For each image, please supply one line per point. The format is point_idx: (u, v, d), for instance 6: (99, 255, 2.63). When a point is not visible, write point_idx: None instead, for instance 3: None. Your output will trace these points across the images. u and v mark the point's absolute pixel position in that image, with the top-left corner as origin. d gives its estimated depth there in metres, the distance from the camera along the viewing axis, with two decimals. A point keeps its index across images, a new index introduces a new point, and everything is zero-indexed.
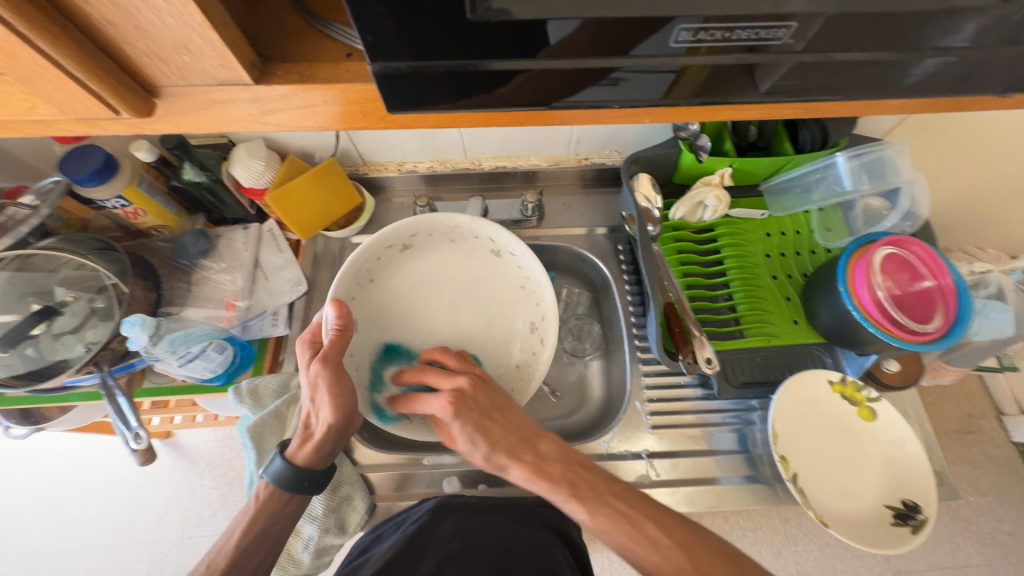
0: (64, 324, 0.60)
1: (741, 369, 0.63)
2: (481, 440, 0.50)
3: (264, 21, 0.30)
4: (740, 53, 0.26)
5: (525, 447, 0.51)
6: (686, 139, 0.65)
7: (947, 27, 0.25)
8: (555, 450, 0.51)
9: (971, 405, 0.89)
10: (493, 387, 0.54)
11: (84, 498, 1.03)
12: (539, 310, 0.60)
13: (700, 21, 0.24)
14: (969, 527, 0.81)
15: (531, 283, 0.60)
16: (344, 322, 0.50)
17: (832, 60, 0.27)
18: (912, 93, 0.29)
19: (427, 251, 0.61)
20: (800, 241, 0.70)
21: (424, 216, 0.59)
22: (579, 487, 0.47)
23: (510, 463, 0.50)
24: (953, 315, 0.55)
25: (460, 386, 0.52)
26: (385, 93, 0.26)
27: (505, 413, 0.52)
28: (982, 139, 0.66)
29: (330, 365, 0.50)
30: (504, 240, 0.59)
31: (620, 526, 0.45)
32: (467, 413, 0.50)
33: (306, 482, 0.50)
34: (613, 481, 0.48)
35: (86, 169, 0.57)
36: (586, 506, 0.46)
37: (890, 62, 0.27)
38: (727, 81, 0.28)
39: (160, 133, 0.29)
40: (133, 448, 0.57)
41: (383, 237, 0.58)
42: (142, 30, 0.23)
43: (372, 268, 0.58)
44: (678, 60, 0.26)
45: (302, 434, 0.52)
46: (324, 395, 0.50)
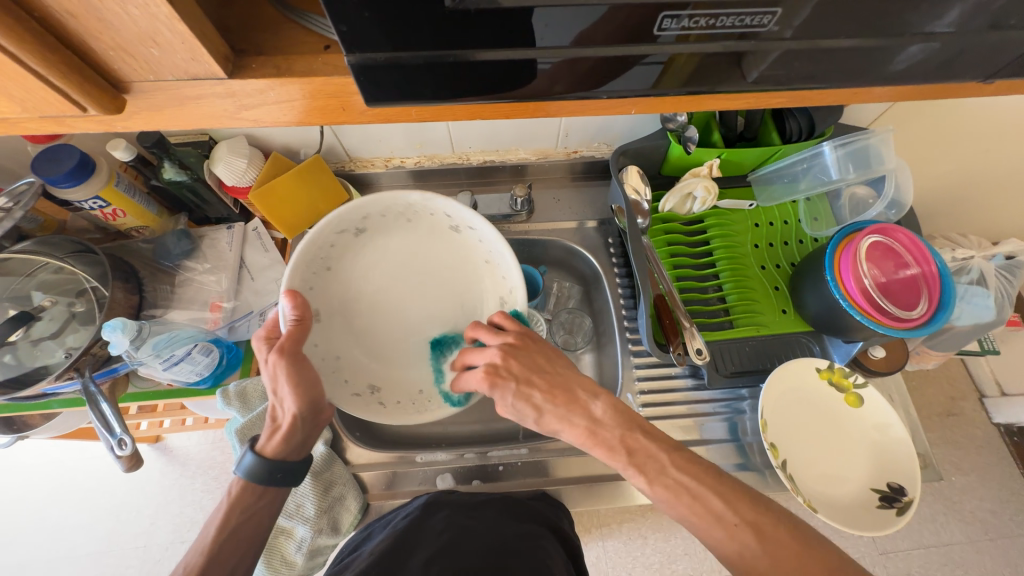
0: (44, 329, 0.59)
1: (731, 359, 0.64)
2: (522, 406, 0.51)
3: (237, 13, 0.29)
4: (728, 40, 0.26)
5: (571, 411, 0.50)
6: (674, 131, 0.65)
7: (937, 12, 0.25)
8: (604, 411, 0.50)
9: (953, 388, 0.91)
10: (530, 353, 0.54)
11: (72, 505, 1.02)
12: (507, 285, 0.59)
13: (691, 8, 0.24)
14: (953, 506, 0.83)
15: (496, 259, 0.59)
16: (300, 313, 0.49)
17: (818, 48, 0.27)
18: (898, 80, 0.29)
19: (383, 231, 0.58)
20: (787, 231, 0.71)
21: (375, 196, 0.54)
22: (637, 454, 0.46)
23: (562, 427, 0.50)
24: (936, 300, 0.56)
25: (494, 359, 0.53)
26: (362, 86, 0.26)
27: (544, 378, 0.52)
28: (965, 127, 0.67)
29: (287, 354, 0.49)
30: (463, 215, 0.57)
31: (682, 499, 0.43)
32: (503, 384, 0.52)
33: (279, 474, 0.50)
34: (674, 450, 0.46)
35: (61, 169, 0.56)
36: (645, 475, 0.45)
37: (877, 48, 0.27)
38: (715, 71, 0.28)
39: (132, 131, 0.28)
40: (119, 454, 0.55)
41: (334, 224, 0.54)
42: (106, 22, 0.22)
43: (327, 257, 0.55)
44: (668, 48, 0.26)
45: (269, 428, 0.51)
46: (285, 385, 0.49)
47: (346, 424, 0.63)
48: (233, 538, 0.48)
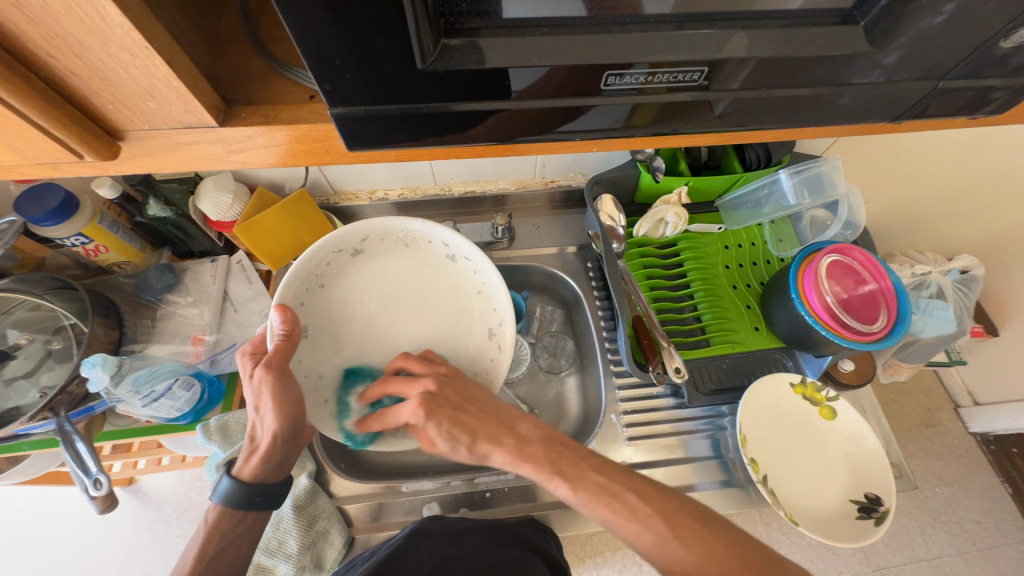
0: (18, 368, 0.59)
1: (709, 376, 0.66)
2: (456, 432, 0.50)
3: (226, 66, 0.31)
4: (692, 90, 0.28)
5: (504, 431, 0.51)
6: (643, 161, 0.69)
7: (868, 66, 0.28)
8: (532, 430, 0.51)
9: (928, 399, 0.94)
10: (461, 380, 0.54)
11: (35, 557, 0.96)
12: (497, 316, 0.59)
13: (650, 66, 0.26)
14: (938, 518, 0.85)
15: (488, 289, 0.59)
16: (290, 328, 0.49)
17: (770, 95, 0.29)
18: (842, 123, 0.32)
19: (379, 253, 0.59)
20: (755, 252, 0.75)
21: (377, 220, 0.56)
22: (562, 464, 0.48)
23: (492, 450, 0.50)
24: (895, 314, 0.59)
25: (424, 386, 0.52)
26: (345, 133, 0.28)
27: (476, 403, 0.53)
28: (911, 155, 0.73)
29: (275, 373, 0.49)
30: (460, 245, 0.58)
31: (602, 499, 0.45)
32: (439, 411, 0.51)
33: (257, 497, 0.52)
34: (591, 457, 0.49)
35: (44, 209, 0.56)
36: (569, 482, 0.46)
37: (822, 96, 0.30)
38: (682, 115, 0.30)
39: (125, 174, 0.30)
40: (92, 496, 0.53)
41: (333, 242, 0.55)
42: (107, 80, 0.24)
43: (322, 274, 0.56)
44: (634, 98, 0.28)
45: (247, 448, 0.53)
46: (269, 405, 0.50)
47: (331, 455, 0.63)
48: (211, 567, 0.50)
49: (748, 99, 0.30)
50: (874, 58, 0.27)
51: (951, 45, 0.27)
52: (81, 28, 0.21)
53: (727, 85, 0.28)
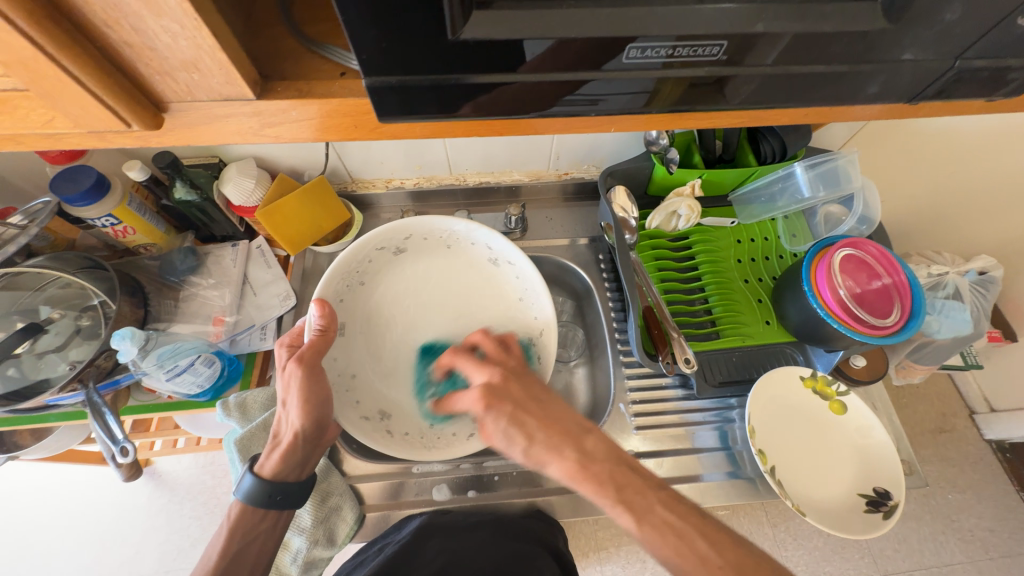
0: (49, 342, 0.60)
1: (718, 369, 0.67)
2: (515, 431, 0.50)
3: (262, 44, 0.32)
4: (711, 65, 0.29)
5: (566, 443, 0.49)
6: (657, 153, 0.70)
7: (888, 44, 0.28)
8: (600, 446, 0.49)
9: (943, 404, 0.93)
10: (527, 379, 0.55)
11: (56, 533, 0.99)
12: (537, 326, 0.62)
13: (678, 40, 0.27)
14: (951, 525, 0.84)
15: (529, 296, 0.62)
16: (326, 324, 0.52)
17: (790, 72, 0.30)
18: (859, 103, 0.33)
19: (422, 253, 0.63)
20: (768, 247, 0.75)
21: (423, 219, 0.61)
22: (626, 492, 0.45)
23: (551, 458, 0.49)
24: (908, 309, 0.59)
25: (490, 378, 0.55)
26: (376, 104, 0.29)
27: (540, 403, 0.53)
28: (928, 152, 0.73)
29: (305, 365, 0.51)
30: (502, 249, 0.62)
31: (668, 538, 0.42)
32: (501, 405, 0.52)
33: (279, 495, 0.52)
34: (661, 488, 0.46)
35: (78, 189, 0.59)
36: (633, 514, 0.44)
37: (842, 74, 0.30)
38: (704, 93, 0.31)
39: (165, 146, 0.31)
40: (119, 462, 0.56)
41: (378, 239, 0.60)
42: (156, 50, 0.25)
43: (364, 271, 0.60)
44: (660, 72, 0.29)
45: (271, 444, 0.54)
46: (295, 398, 0.51)
47: (344, 436, 0.65)
48: (234, 564, 0.50)
49: (769, 79, 0.30)
50: (892, 37, 0.28)
51: (969, 22, 0.27)
52: None
53: (746, 62, 0.29)
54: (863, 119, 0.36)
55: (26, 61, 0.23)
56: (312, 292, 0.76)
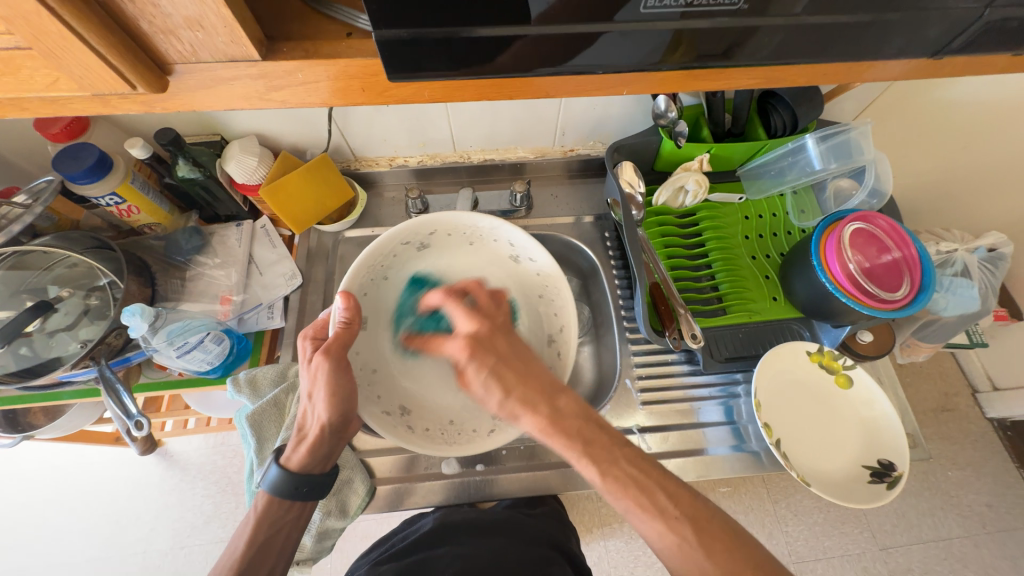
0: (59, 321, 0.61)
1: (725, 344, 0.67)
2: (495, 384, 0.50)
3: (267, 5, 0.32)
4: (729, 16, 0.28)
5: (544, 399, 0.49)
6: (665, 127, 0.68)
7: None
8: (573, 406, 0.49)
9: (946, 383, 0.93)
10: (511, 336, 0.55)
11: (71, 512, 1.02)
12: (558, 323, 0.60)
13: None
14: (950, 501, 0.85)
15: (551, 295, 0.61)
16: (351, 315, 0.51)
17: (811, 24, 0.29)
18: (879, 57, 0.32)
19: (444, 249, 0.63)
20: (776, 223, 0.74)
21: (445, 215, 0.59)
22: (593, 446, 0.46)
23: (524, 412, 0.48)
24: (918, 283, 0.59)
25: (477, 328, 0.54)
26: (386, 61, 0.28)
27: (521, 362, 0.52)
28: (943, 124, 0.71)
29: (332, 358, 0.50)
30: (525, 245, 0.60)
31: (630, 491, 0.44)
32: (484, 357, 0.52)
33: (305, 487, 0.52)
34: (626, 445, 0.47)
35: (80, 166, 0.58)
36: (597, 466, 0.45)
37: (865, 25, 0.29)
38: (720, 49, 0.30)
39: (170, 112, 0.31)
40: (134, 435, 0.57)
41: (404, 234, 0.59)
42: (159, 6, 0.25)
43: (387, 266, 0.60)
44: (677, 23, 0.28)
45: (297, 437, 0.54)
46: (321, 391, 0.51)
47: None
48: (261, 554, 0.50)
49: (787, 31, 0.29)
50: None
51: None
52: None
53: (766, 13, 0.28)
54: (881, 79, 0.35)
55: (28, 17, 0.23)
56: (318, 272, 0.76)
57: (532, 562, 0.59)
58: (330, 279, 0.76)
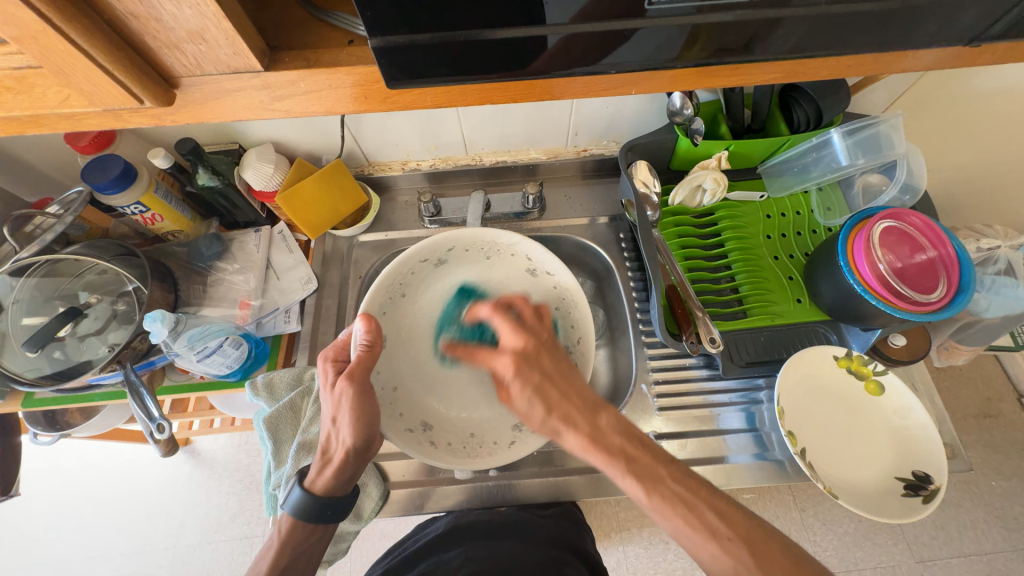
0: (89, 326, 0.63)
1: (745, 348, 0.64)
2: (539, 401, 0.51)
3: (270, 15, 0.32)
4: (744, 9, 0.27)
5: (581, 416, 0.50)
6: (681, 124, 0.65)
7: None
8: (614, 424, 0.49)
9: (989, 388, 0.87)
10: (557, 352, 0.55)
11: (106, 507, 1.06)
12: (576, 334, 0.59)
13: None
14: (994, 513, 0.80)
15: (569, 306, 0.59)
16: (372, 339, 0.51)
17: (832, 14, 0.27)
18: (909, 48, 0.30)
19: (460, 265, 0.62)
20: (800, 221, 0.71)
21: (461, 231, 0.59)
22: (636, 463, 0.46)
23: (566, 430, 0.49)
24: (955, 284, 0.55)
25: (522, 344, 0.54)
26: (384, 68, 0.28)
27: (565, 379, 0.53)
28: (984, 114, 0.66)
29: (356, 382, 0.50)
30: (545, 260, 0.59)
31: (677, 510, 0.43)
32: (530, 374, 0.53)
33: (328, 511, 0.53)
34: (670, 462, 0.46)
35: (106, 177, 0.60)
36: (643, 484, 0.45)
37: (892, 12, 0.27)
38: (734, 42, 0.29)
39: (179, 124, 0.32)
40: (156, 438, 0.59)
41: (422, 251, 0.59)
42: (161, 21, 0.25)
43: (405, 283, 0.59)
44: (692, 19, 0.27)
45: (321, 461, 0.54)
46: (346, 416, 0.51)
47: None
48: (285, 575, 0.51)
49: (807, 23, 0.27)
50: None
51: None
52: None
53: (784, 3, 0.26)
54: (911, 69, 0.33)
55: (36, 35, 0.23)
56: (333, 276, 0.77)
57: (547, 566, 0.58)
58: (345, 284, 0.77)
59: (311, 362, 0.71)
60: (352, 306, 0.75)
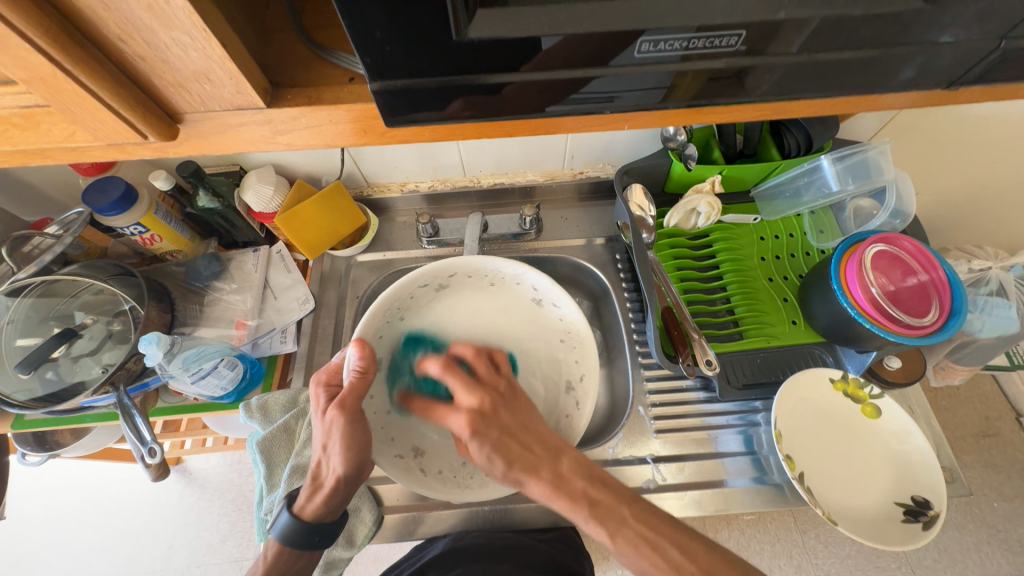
0: (84, 346, 0.62)
1: (742, 370, 0.64)
2: (498, 458, 0.51)
3: (274, 52, 0.33)
4: (729, 56, 0.28)
5: (544, 462, 0.51)
6: (675, 150, 0.68)
7: (924, 25, 0.27)
8: (574, 467, 0.50)
9: (987, 407, 0.87)
10: (517, 403, 0.55)
11: (93, 529, 1.04)
12: (578, 369, 0.59)
13: (695, 30, 0.26)
14: (996, 535, 0.79)
15: (570, 339, 0.59)
16: (366, 365, 0.51)
17: (812, 60, 0.28)
18: (891, 90, 0.31)
19: (463, 291, 0.62)
20: (793, 244, 0.72)
21: (466, 259, 0.58)
22: (599, 506, 0.47)
23: (528, 479, 0.50)
24: (948, 308, 0.55)
25: (479, 403, 0.54)
26: (382, 107, 0.29)
27: (525, 432, 0.53)
28: (969, 140, 0.68)
29: (347, 412, 0.50)
30: (549, 292, 0.59)
31: (642, 550, 0.44)
32: (485, 433, 0.52)
33: (317, 537, 0.52)
34: (635, 502, 0.48)
35: (108, 199, 0.61)
36: (607, 528, 0.46)
37: (872, 60, 0.28)
38: (720, 87, 0.30)
39: (182, 156, 0.32)
40: (148, 462, 0.58)
41: (423, 277, 0.57)
42: (168, 62, 0.26)
43: (404, 307, 0.59)
44: (676, 66, 0.28)
45: (312, 486, 0.54)
46: (337, 444, 0.51)
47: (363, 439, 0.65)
48: None
49: (791, 67, 0.29)
50: (927, 18, 0.26)
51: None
52: (148, 11, 0.23)
53: (765, 51, 0.28)
54: (894, 107, 0.34)
55: (46, 77, 0.24)
56: (330, 295, 0.77)
57: None
58: (342, 304, 0.77)
59: (307, 383, 0.71)
60: (349, 326, 0.75)
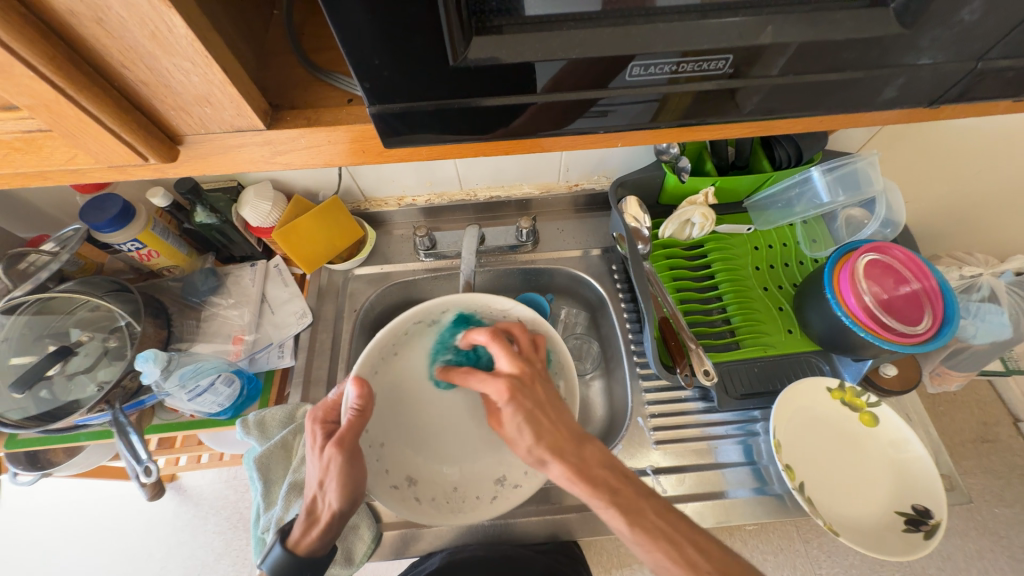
0: (79, 364, 0.62)
1: (739, 380, 0.64)
2: (528, 429, 0.50)
3: (273, 76, 0.34)
4: (718, 79, 0.29)
5: (569, 446, 0.50)
6: (669, 162, 0.68)
7: (906, 47, 0.27)
8: (598, 455, 0.50)
9: (984, 412, 0.88)
10: (547, 382, 0.54)
11: (86, 549, 1.02)
12: (561, 400, 0.60)
13: (681, 56, 0.27)
14: (999, 542, 0.79)
15: (556, 372, 0.60)
16: (364, 403, 0.50)
17: (797, 82, 0.29)
18: (877, 108, 0.32)
19: (454, 324, 0.61)
20: (787, 253, 0.73)
21: (460, 296, 0.58)
22: (621, 495, 0.47)
23: (553, 459, 0.49)
24: (940, 316, 0.56)
25: (518, 372, 0.53)
26: (381, 129, 0.29)
27: (557, 409, 0.52)
28: (956, 151, 0.69)
29: (346, 449, 0.49)
30: (537, 327, 0.59)
31: (660, 544, 0.44)
32: (521, 401, 0.51)
33: (309, 572, 0.51)
34: (652, 496, 0.48)
35: (105, 216, 0.61)
36: (626, 516, 0.45)
37: (857, 80, 0.29)
38: (709, 107, 0.31)
39: (182, 176, 0.33)
40: (143, 481, 0.58)
41: (418, 314, 0.57)
42: (170, 88, 0.27)
43: (398, 342, 0.57)
44: (665, 88, 0.29)
45: (306, 521, 0.52)
46: (334, 480, 0.50)
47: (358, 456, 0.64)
48: None
49: (778, 87, 0.29)
50: (907, 41, 0.27)
51: (993, 21, 0.26)
52: (151, 40, 0.24)
53: (753, 72, 0.29)
54: (881, 122, 0.35)
55: (50, 104, 0.25)
56: (328, 309, 0.78)
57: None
58: (340, 317, 0.77)
59: (304, 398, 0.70)
60: (346, 339, 0.75)
